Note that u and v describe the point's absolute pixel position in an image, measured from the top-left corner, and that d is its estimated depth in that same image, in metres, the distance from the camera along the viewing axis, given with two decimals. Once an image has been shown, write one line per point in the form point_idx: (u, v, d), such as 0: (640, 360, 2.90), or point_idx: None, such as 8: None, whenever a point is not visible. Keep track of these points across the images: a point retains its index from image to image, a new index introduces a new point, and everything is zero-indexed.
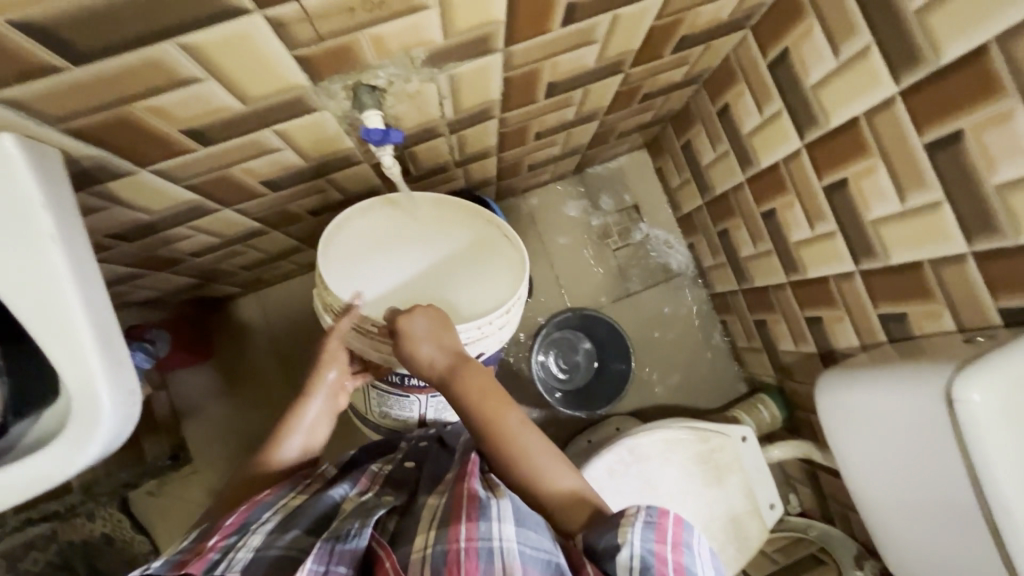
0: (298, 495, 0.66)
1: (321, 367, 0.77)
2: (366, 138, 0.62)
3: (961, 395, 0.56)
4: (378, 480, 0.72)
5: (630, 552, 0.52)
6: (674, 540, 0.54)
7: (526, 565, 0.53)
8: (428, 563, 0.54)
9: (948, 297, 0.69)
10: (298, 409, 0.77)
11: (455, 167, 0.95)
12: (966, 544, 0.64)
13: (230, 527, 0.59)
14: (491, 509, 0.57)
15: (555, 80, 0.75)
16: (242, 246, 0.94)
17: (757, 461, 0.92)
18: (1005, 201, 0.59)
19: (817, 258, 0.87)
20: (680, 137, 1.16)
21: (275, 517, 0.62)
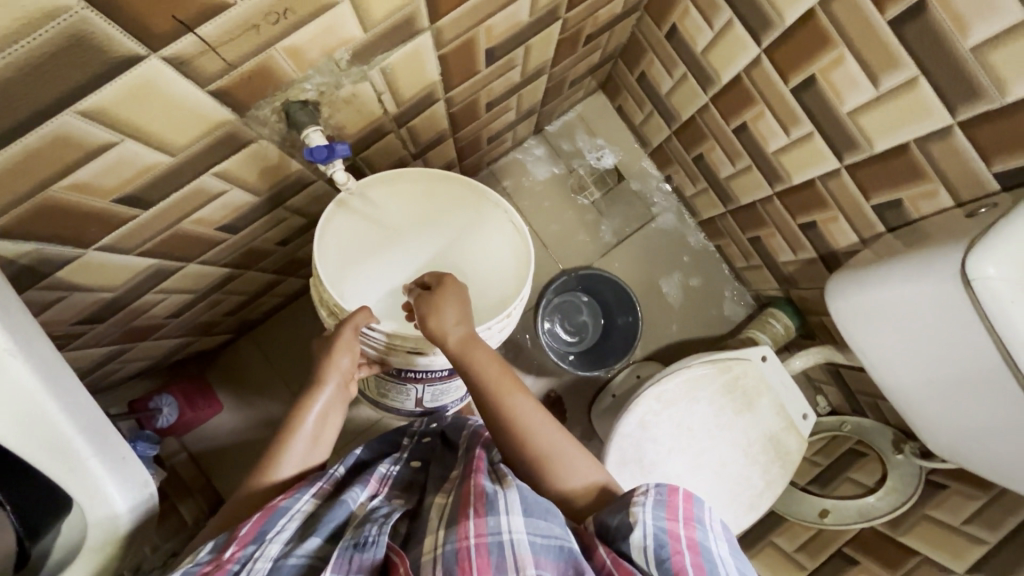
0: (311, 501, 0.65)
1: (332, 354, 0.72)
2: (311, 159, 0.57)
3: (976, 271, 0.56)
4: (387, 481, 0.71)
5: (642, 534, 0.55)
6: (685, 516, 0.56)
7: (538, 555, 0.53)
8: (440, 563, 0.53)
9: (942, 172, 0.66)
10: (308, 401, 0.73)
11: (412, 160, 0.91)
12: (996, 411, 0.65)
13: (247, 538, 0.58)
14: (498, 503, 0.57)
15: (493, 46, 0.70)
16: (221, 293, 0.91)
17: (782, 376, 0.92)
18: (985, 61, 0.56)
19: (800, 162, 0.84)
20: (633, 71, 1.11)
21: (292, 526, 0.60)
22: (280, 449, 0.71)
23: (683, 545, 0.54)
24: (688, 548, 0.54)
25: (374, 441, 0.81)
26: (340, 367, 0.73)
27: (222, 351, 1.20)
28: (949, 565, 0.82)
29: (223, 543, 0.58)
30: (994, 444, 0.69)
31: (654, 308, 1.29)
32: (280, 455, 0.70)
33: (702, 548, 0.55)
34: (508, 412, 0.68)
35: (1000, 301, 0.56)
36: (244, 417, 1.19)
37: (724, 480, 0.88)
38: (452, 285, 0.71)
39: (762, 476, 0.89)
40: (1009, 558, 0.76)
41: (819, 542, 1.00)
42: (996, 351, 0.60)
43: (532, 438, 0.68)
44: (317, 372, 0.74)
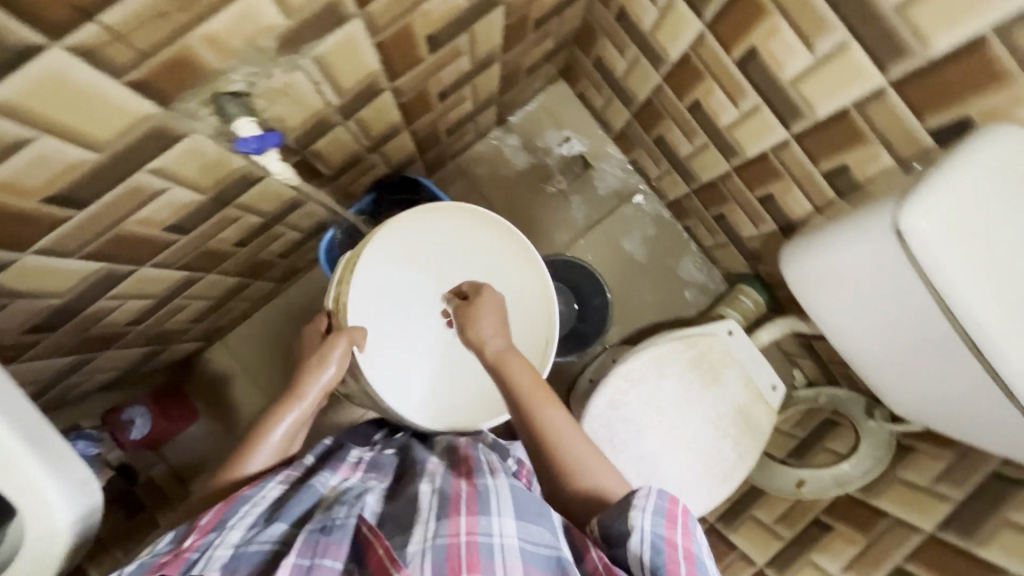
0: (278, 489, 0.66)
1: (316, 368, 0.74)
2: (244, 148, 0.59)
3: (906, 227, 0.56)
4: (359, 467, 0.73)
5: (640, 539, 0.56)
6: (684, 527, 0.58)
7: (527, 562, 0.56)
8: (428, 557, 0.55)
9: (881, 134, 0.67)
10: (277, 415, 0.72)
11: (368, 154, 0.90)
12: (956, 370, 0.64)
13: (207, 527, 0.58)
14: (491, 505, 0.60)
15: (432, 32, 0.70)
16: (184, 298, 0.90)
17: (749, 349, 0.93)
18: (909, 19, 0.57)
19: (751, 135, 0.85)
20: (590, 55, 1.12)
21: (256, 512, 0.61)
22: (245, 454, 0.70)
23: (680, 554, 0.56)
24: (684, 557, 0.56)
25: (345, 434, 0.83)
26: (328, 383, 0.75)
27: (196, 359, 1.19)
28: (917, 522, 0.81)
29: (183, 534, 0.58)
30: (957, 405, 0.68)
31: (626, 292, 1.29)
32: (245, 459, 0.70)
33: (697, 558, 0.57)
34: (540, 422, 0.70)
35: (937, 258, 0.55)
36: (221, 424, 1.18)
37: (697, 455, 0.89)
38: (488, 296, 0.79)
39: (734, 448, 0.90)
40: (974, 511, 0.76)
41: (797, 511, 0.99)
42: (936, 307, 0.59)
43: (557, 442, 0.69)
44: (296, 385, 0.74)
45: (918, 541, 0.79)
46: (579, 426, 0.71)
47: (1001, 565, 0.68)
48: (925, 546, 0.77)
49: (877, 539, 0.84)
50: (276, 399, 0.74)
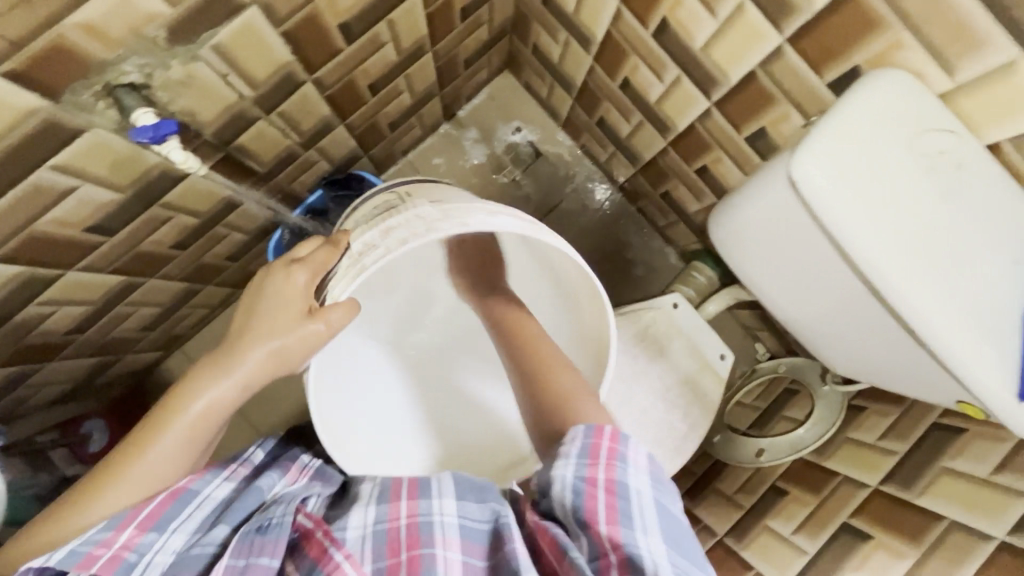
0: (224, 487, 0.63)
1: (262, 335, 0.62)
2: (138, 138, 0.56)
3: (800, 174, 0.53)
4: (307, 471, 0.71)
5: (563, 487, 0.55)
6: (606, 458, 0.56)
7: (467, 538, 0.57)
8: (370, 539, 0.58)
9: (788, 94, 0.67)
10: (198, 383, 0.60)
11: (304, 149, 0.91)
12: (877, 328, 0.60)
13: (148, 523, 0.54)
14: (431, 488, 0.60)
15: (345, 21, 0.71)
16: (127, 305, 0.90)
17: (694, 320, 0.93)
18: None
19: (679, 106, 0.86)
20: (528, 43, 1.14)
21: (198, 514, 0.59)
22: (160, 427, 0.57)
23: (599, 487, 0.54)
24: (604, 491, 0.54)
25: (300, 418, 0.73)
26: (285, 356, 0.63)
27: (155, 368, 1.19)
28: (864, 479, 0.81)
29: (122, 520, 0.53)
30: (887, 370, 0.64)
31: None
32: (162, 430, 0.57)
33: (620, 485, 0.55)
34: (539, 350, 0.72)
35: (826, 201, 0.52)
36: None
37: (648, 429, 0.89)
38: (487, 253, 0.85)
39: (684, 419, 0.90)
40: (914, 463, 0.77)
41: (755, 480, 1.00)
42: (842, 259, 0.56)
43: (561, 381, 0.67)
44: (234, 346, 0.62)
45: (864, 497, 0.78)
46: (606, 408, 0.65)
47: (937, 511, 0.69)
48: (869, 500, 0.77)
49: (826, 500, 0.84)
50: (208, 356, 0.62)
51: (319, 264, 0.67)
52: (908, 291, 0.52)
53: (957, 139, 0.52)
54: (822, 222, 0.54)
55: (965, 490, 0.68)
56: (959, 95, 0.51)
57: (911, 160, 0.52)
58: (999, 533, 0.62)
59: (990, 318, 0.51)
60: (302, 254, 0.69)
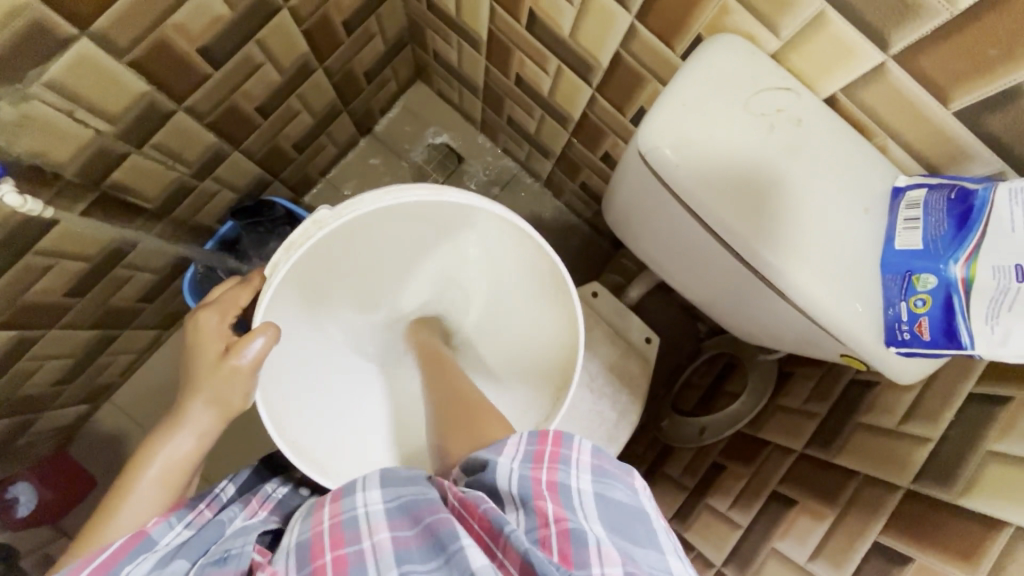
0: (184, 531, 0.51)
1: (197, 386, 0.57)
2: None
3: (651, 151, 0.53)
4: (268, 504, 0.62)
5: (503, 479, 0.44)
6: (550, 460, 0.44)
7: (390, 520, 0.47)
8: (295, 552, 0.47)
9: (655, 73, 0.67)
10: (162, 436, 0.56)
11: (197, 179, 0.89)
12: (761, 300, 0.60)
13: (103, 569, 0.43)
14: (356, 484, 0.52)
15: (204, 46, 0.69)
16: (29, 360, 0.87)
17: (614, 305, 0.92)
18: None
19: (569, 95, 0.86)
20: (428, 50, 1.13)
21: (156, 557, 0.46)
22: (129, 485, 0.53)
23: (543, 489, 0.42)
24: (546, 491, 0.42)
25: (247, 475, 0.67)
26: (226, 401, 0.57)
27: (84, 423, 1.15)
28: (792, 444, 0.81)
29: (71, 569, 0.43)
30: (783, 338, 0.64)
31: None
32: (126, 497, 0.53)
33: (563, 490, 0.43)
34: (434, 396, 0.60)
35: (671, 170, 0.53)
36: None
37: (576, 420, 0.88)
38: None
39: (613, 407, 0.89)
40: (835, 423, 0.76)
41: (698, 459, 0.99)
42: (708, 234, 0.57)
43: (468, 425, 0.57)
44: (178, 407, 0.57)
45: (791, 462, 0.78)
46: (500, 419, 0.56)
47: (851, 468, 0.69)
48: (795, 465, 0.77)
49: (759, 470, 0.83)
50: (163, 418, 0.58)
51: (230, 305, 0.62)
52: (777, 259, 0.52)
53: (794, 97, 0.52)
54: (675, 191, 0.55)
55: (877, 443, 0.68)
56: (789, 52, 0.51)
57: (752, 120, 0.52)
58: (905, 483, 0.61)
59: (844, 269, 0.51)
60: (212, 299, 0.64)
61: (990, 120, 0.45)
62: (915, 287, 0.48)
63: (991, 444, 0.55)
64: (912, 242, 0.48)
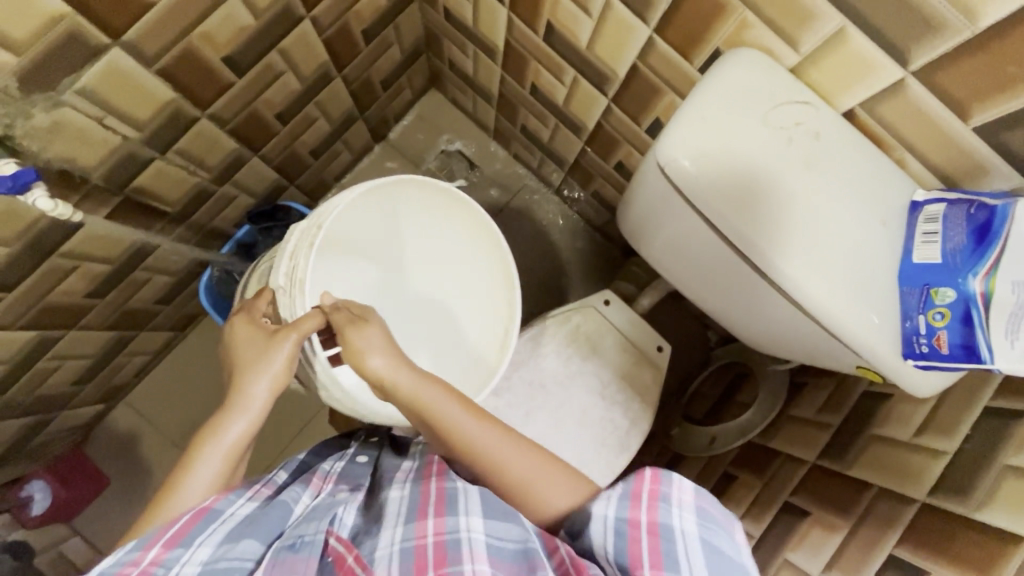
0: (248, 504, 0.53)
1: (257, 371, 0.59)
2: None
3: (670, 163, 0.54)
4: (331, 478, 0.64)
5: (603, 528, 0.49)
6: (651, 499, 0.48)
7: (494, 557, 0.47)
8: (395, 557, 0.50)
9: (671, 85, 0.68)
10: (217, 422, 0.56)
11: (218, 184, 0.90)
12: (774, 310, 0.61)
13: (177, 538, 0.46)
14: (459, 504, 0.52)
15: (229, 54, 0.70)
16: (49, 360, 0.88)
17: (626, 313, 0.93)
18: None
19: (584, 105, 0.87)
20: (444, 59, 1.14)
21: (226, 530, 0.49)
22: (191, 462, 0.54)
23: (643, 533, 0.47)
24: (647, 535, 0.46)
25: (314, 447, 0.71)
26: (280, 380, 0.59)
27: (99, 422, 1.16)
28: (804, 456, 0.81)
29: (150, 538, 0.46)
30: (796, 349, 0.65)
31: (529, 286, 1.28)
32: (186, 475, 0.54)
33: (664, 531, 0.46)
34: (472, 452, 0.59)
35: (689, 181, 0.54)
36: (135, 484, 1.15)
37: (588, 428, 0.89)
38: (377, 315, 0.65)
39: (624, 414, 0.90)
40: (849, 434, 0.76)
41: (709, 468, 0.99)
42: (724, 243, 0.58)
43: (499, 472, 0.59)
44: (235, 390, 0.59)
45: (804, 473, 0.78)
46: (537, 453, 0.59)
47: (866, 480, 0.69)
48: (808, 477, 0.77)
49: (770, 480, 0.83)
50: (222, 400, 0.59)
51: (254, 312, 0.66)
52: (793, 270, 0.52)
53: (812, 110, 0.53)
54: (692, 201, 0.56)
55: (892, 456, 0.67)
56: (808, 67, 0.52)
57: (770, 133, 0.53)
58: (920, 495, 0.61)
59: (861, 282, 0.51)
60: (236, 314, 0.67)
61: (1009, 136, 0.45)
62: (934, 301, 0.48)
63: (1008, 459, 0.55)
64: (931, 256, 0.49)
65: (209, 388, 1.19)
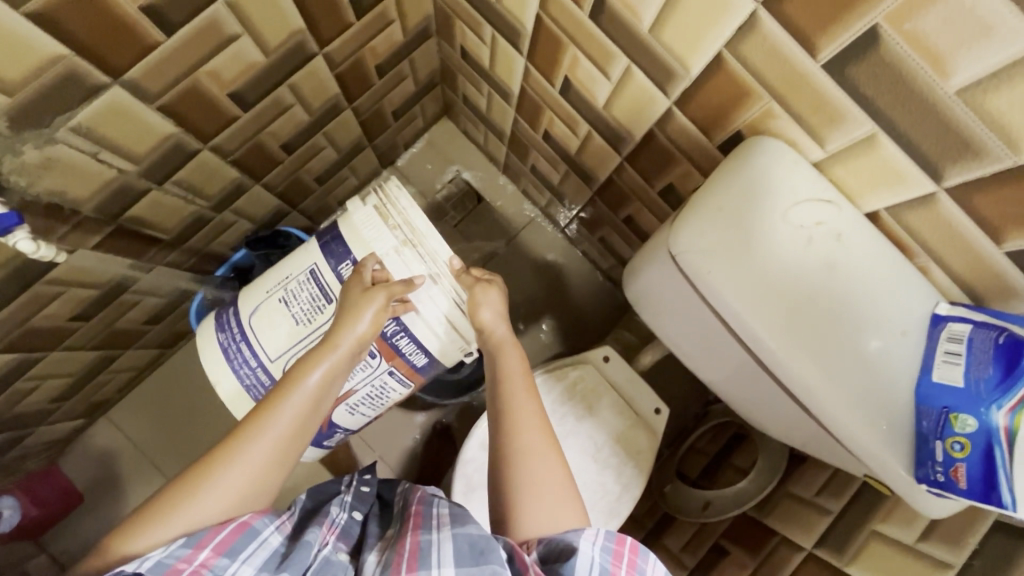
0: (277, 533, 0.57)
1: (353, 315, 0.65)
2: None
3: (680, 250, 0.53)
4: (335, 531, 0.63)
5: (586, 567, 0.55)
6: (628, 565, 0.56)
7: None
8: None
9: (688, 155, 0.65)
10: (303, 369, 0.62)
11: (216, 211, 0.88)
12: (787, 399, 0.58)
13: (223, 546, 0.52)
14: (431, 556, 0.56)
15: (235, 90, 0.68)
16: (29, 379, 0.86)
17: (627, 372, 0.90)
18: (661, 42, 0.53)
19: (597, 158, 0.85)
20: (458, 93, 1.13)
21: (262, 554, 0.55)
22: (278, 402, 0.60)
23: None
24: None
25: (319, 486, 0.70)
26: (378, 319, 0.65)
27: (79, 436, 1.13)
28: (800, 541, 0.77)
29: (202, 538, 0.52)
30: (807, 438, 0.62)
31: (528, 325, 1.26)
32: (267, 417, 0.59)
33: None
34: (508, 412, 0.66)
35: (701, 273, 0.53)
36: (108, 503, 1.12)
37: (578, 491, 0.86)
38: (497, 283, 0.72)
39: (616, 479, 0.87)
40: (849, 523, 0.73)
41: (699, 536, 0.96)
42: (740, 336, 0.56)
43: (514, 441, 0.65)
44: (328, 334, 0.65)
45: (800, 560, 0.76)
46: (551, 442, 0.65)
47: None
48: (804, 566, 0.74)
49: (765, 561, 0.81)
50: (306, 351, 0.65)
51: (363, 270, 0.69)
52: (808, 377, 0.50)
53: (835, 210, 0.50)
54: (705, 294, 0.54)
55: (893, 558, 0.65)
56: (832, 165, 0.50)
57: (790, 233, 0.50)
58: None
59: (878, 395, 0.48)
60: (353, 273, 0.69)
61: None
62: (952, 427, 0.45)
63: None
64: (952, 378, 0.46)
65: (195, 408, 1.16)
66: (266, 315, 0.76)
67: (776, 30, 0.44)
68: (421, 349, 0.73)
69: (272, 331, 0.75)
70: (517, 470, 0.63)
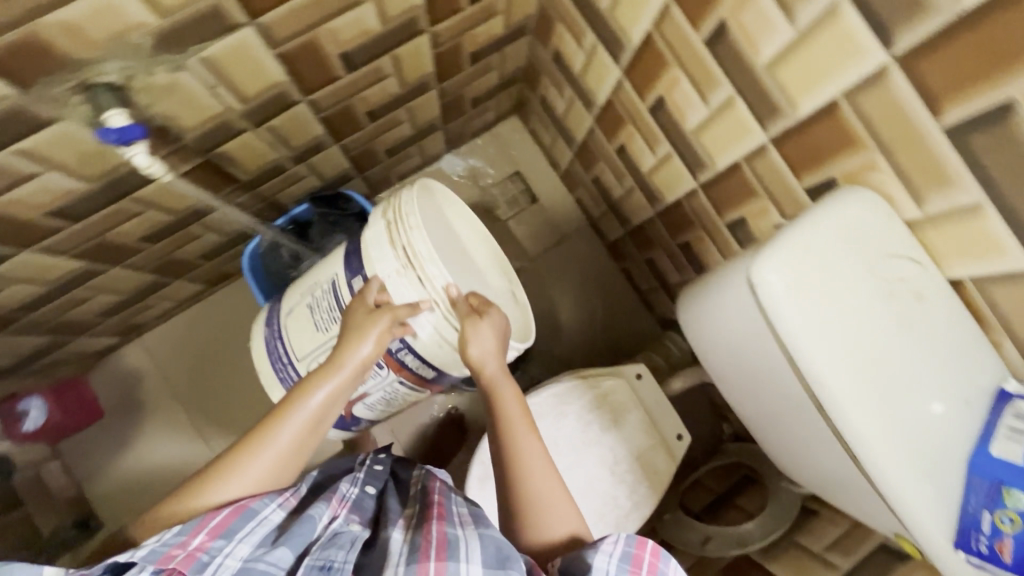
0: (279, 509, 0.57)
1: (356, 338, 0.64)
2: (104, 139, 0.55)
3: (759, 277, 0.53)
4: (347, 502, 0.63)
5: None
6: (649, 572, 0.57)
7: None
8: None
9: (770, 193, 0.66)
10: (304, 388, 0.62)
11: (292, 163, 0.91)
12: (822, 443, 0.60)
13: (219, 529, 0.52)
14: (459, 549, 0.56)
15: (346, 51, 0.71)
16: (87, 289, 0.89)
17: (657, 394, 0.90)
18: (775, 79, 0.55)
19: (669, 180, 0.87)
20: (536, 93, 1.15)
21: (260, 532, 0.55)
22: (276, 421, 0.60)
23: None
24: None
25: (330, 466, 0.72)
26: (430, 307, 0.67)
27: (110, 354, 1.16)
28: None
29: (196, 524, 0.51)
30: (830, 480, 0.63)
31: (559, 330, 1.27)
32: (263, 438, 0.59)
33: None
34: (515, 449, 0.66)
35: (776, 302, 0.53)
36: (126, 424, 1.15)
37: (590, 500, 0.87)
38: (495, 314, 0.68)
39: (629, 495, 0.88)
40: None
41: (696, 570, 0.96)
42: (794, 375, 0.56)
43: (522, 474, 0.65)
44: (335, 353, 0.65)
45: None
46: (558, 480, 0.65)
47: None
48: None
49: None
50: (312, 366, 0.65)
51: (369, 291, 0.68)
52: (862, 426, 0.51)
53: (918, 269, 0.53)
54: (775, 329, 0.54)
55: None
56: (926, 227, 0.52)
57: (874, 282, 0.53)
58: None
59: (928, 453, 0.51)
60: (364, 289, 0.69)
61: None
62: (1004, 502, 0.47)
63: None
64: (1011, 454, 0.48)
65: (225, 348, 1.19)
66: (296, 319, 0.78)
67: (901, 87, 0.45)
68: (428, 367, 0.73)
69: (301, 333, 0.78)
70: (530, 492, 0.64)
